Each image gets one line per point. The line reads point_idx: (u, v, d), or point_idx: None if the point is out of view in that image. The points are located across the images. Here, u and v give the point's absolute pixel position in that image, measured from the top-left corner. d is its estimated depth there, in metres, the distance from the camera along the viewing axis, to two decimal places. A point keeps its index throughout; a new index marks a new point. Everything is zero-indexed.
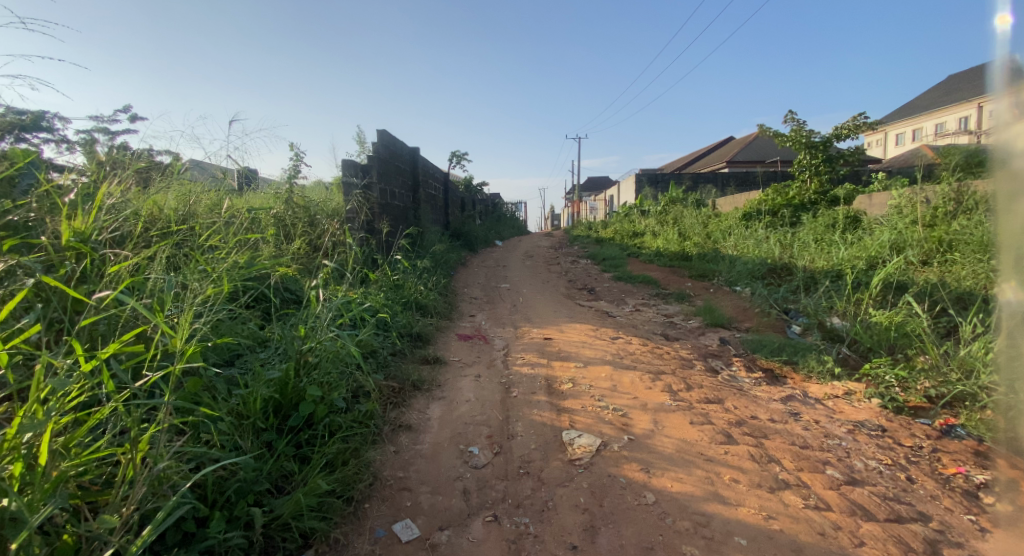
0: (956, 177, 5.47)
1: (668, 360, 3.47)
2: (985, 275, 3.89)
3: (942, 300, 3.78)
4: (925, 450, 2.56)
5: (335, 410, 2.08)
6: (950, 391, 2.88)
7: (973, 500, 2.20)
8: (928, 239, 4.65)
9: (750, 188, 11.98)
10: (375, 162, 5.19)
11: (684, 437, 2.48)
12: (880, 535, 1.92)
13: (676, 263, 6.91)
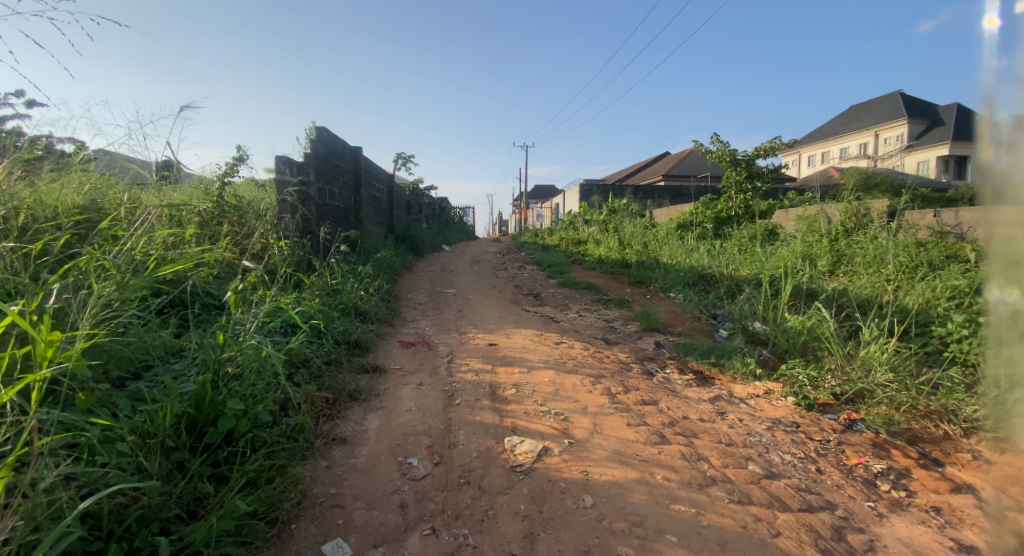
0: (857, 196, 6.04)
1: (607, 364, 3.58)
2: (881, 284, 4.32)
3: (846, 306, 4.16)
4: (833, 443, 2.79)
5: (260, 424, 2.00)
6: (851, 388, 3.16)
7: (873, 488, 2.43)
8: (835, 252, 5.10)
9: (683, 201, 12.60)
10: (312, 160, 5.02)
11: (620, 438, 2.56)
12: (795, 525, 2.07)
13: (615, 269, 7.14)
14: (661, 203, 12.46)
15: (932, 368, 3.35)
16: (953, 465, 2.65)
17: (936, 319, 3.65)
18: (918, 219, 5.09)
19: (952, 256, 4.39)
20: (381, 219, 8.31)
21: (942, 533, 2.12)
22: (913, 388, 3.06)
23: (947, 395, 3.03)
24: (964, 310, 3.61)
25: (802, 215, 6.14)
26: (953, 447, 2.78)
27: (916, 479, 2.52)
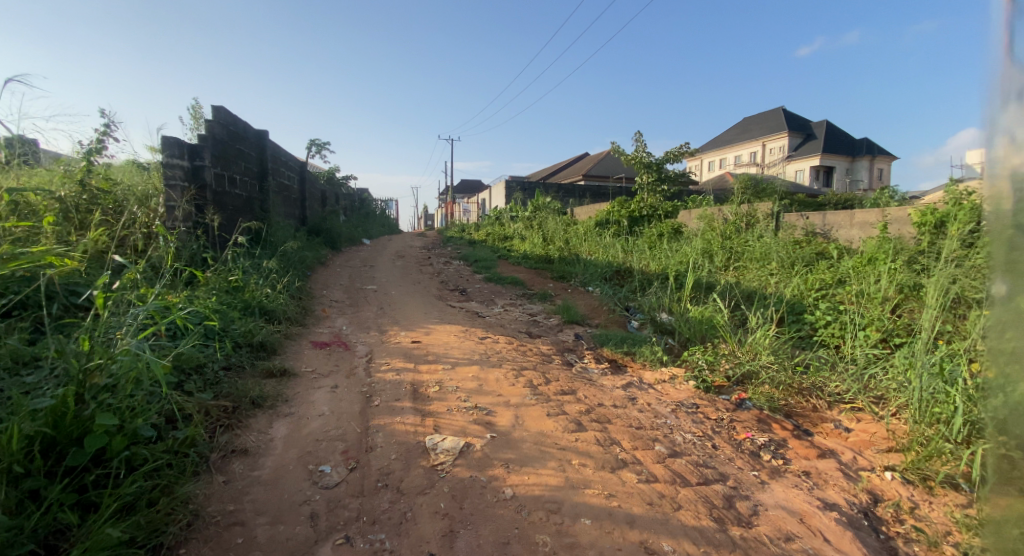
0: (747, 199, 6.66)
1: (529, 356, 3.65)
2: (764, 278, 4.81)
3: (738, 297, 4.57)
4: (727, 421, 3.06)
5: (140, 441, 1.83)
6: (741, 370, 3.47)
7: (758, 459, 2.70)
8: (729, 250, 5.59)
9: (601, 200, 13.12)
10: (207, 142, 4.63)
11: (539, 429, 2.64)
12: (694, 498, 2.25)
13: (537, 265, 7.30)
14: (580, 201, 12.87)
15: (805, 350, 3.79)
16: (821, 434, 3.02)
17: (809, 308, 4.13)
18: (796, 220, 5.70)
19: (821, 255, 4.98)
20: (292, 211, 7.86)
21: (813, 495, 2.40)
22: (790, 368, 3.44)
23: (816, 373, 3.44)
24: (830, 300, 4.11)
25: (702, 214, 6.65)
26: (821, 418, 3.16)
27: (794, 449, 2.83)
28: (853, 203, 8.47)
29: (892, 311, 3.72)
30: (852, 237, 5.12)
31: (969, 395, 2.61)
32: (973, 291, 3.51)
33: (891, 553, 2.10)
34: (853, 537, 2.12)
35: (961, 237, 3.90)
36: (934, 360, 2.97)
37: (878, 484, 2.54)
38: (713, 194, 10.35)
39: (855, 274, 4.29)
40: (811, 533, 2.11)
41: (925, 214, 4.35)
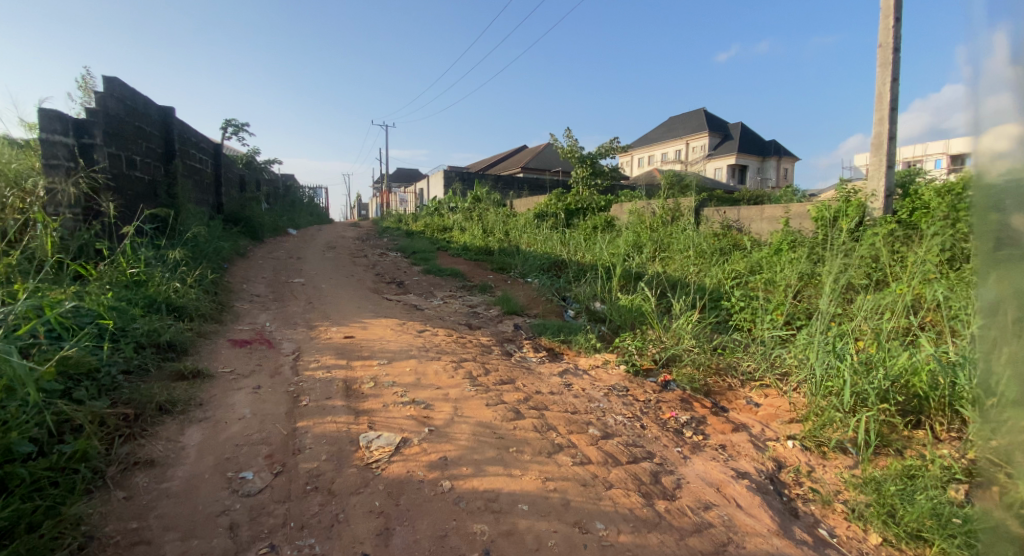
0: (672, 195, 6.97)
1: (469, 347, 3.57)
2: (686, 267, 5.05)
3: (663, 285, 4.78)
4: (654, 402, 3.19)
5: (14, 458, 1.64)
6: (667, 354, 3.63)
7: (681, 436, 2.84)
8: (656, 241, 5.81)
9: (540, 193, 13.22)
10: (99, 119, 4.17)
11: (479, 419, 2.60)
12: (624, 476, 2.32)
13: (477, 256, 7.22)
14: (519, 194, 12.93)
15: (722, 333, 4.02)
16: (735, 410, 3.23)
17: (726, 294, 4.39)
18: (713, 215, 6.04)
19: (734, 247, 5.37)
20: (202, 196, 7.25)
21: (727, 465, 2.57)
22: (709, 351, 3.66)
23: (731, 354, 3.68)
24: (744, 287, 4.39)
25: (631, 209, 6.87)
26: (734, 395, 3.38)
27: (712, 424, 3.01)
28: (764, 199, 9.12)
29: (794, 295, 4.04)
30: (761, 229, 5.62)
31: (854, 369, 2.90)
32: (858, 279, 3.94)
33: (791, 513, 2.30)
34: (762, 501, 2.30)
35: (849, 231, 4.50)
36: (826, 339, 3.22)
37: (783, 453, 2.76)
38: (645, 189, 10.75)
39: (765, 264, 4.62)
40: (725, 500, 2.27)
41: (820, 210, 4.90)
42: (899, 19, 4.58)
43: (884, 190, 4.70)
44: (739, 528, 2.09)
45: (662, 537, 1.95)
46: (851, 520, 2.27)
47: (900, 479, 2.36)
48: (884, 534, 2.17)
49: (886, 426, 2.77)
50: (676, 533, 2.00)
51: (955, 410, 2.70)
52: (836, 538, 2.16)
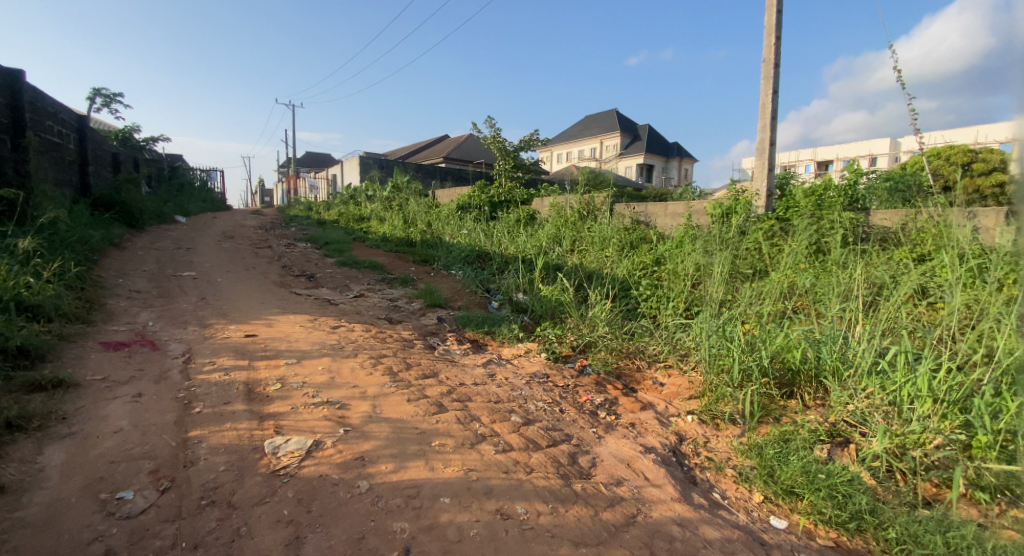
0: (588, 190, 7.12)
1: (389, 343, 3.35)
2: (600, 258, 5.20)
3: (579, 275, 4.90)
4: (572, 386, 3.26)
5: None
6: (585, 341, 3.75)
7: (596, 417, 2.94)
8: (573, 234, 5.93)
9: (463, 184, 13.02)
10: None
11: (400, 416, 2.43)
12: (544, 460, 2.33)
13: (402, 249, 6.94)
14: (441, 183, 12.66)
15: (631, 319, 4.20)
16: (642, 390, 3.41)
17: (637, 284, 4.58)
18: (625, 211, 6.28)
19: (644, 240, 5.65)
20: (60, 174, 6.26)
21: (636, 441, 2.71)
22: (620, 336, 3.81)
23: (639, 338, 3.85)
24: (650, 277, 4.61)
25: (553, 203, 6.96)
26: (642, 376, 3.56)
27: (622, 405, 3.15)
28: (672, 196, 9.68)
29: (692, 283, 4.31)
30: (666, 225, 5.89)
31: (742, 348, 3.13)
32: (743, 269, 4.38)
33: (691, 481, 2.49)
34: (666, 472, 2.44)
35: (737, 227, 4.94)
36: (714, 323, 3.44)
37: (683, 426, 2.97)
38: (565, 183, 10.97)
39: (669, 255, 4.89)
40: (635, 474, 2.38)
41: (715, 207, 5.26)
42: (780, 38, 5.05)
43: (766, 191, 5.14)
44: (649, 502, 2.18)
45: (580, 516, 1.98)
46: (739, 483, 2.50)
47: (777, 443, 2.62)
48: (767, 493, 2.41)
49: (766, 398, 3.03)
50: (592, 511, 2.03)
51: (820, 383, 3.03)
52: (727, 500, 2.38)
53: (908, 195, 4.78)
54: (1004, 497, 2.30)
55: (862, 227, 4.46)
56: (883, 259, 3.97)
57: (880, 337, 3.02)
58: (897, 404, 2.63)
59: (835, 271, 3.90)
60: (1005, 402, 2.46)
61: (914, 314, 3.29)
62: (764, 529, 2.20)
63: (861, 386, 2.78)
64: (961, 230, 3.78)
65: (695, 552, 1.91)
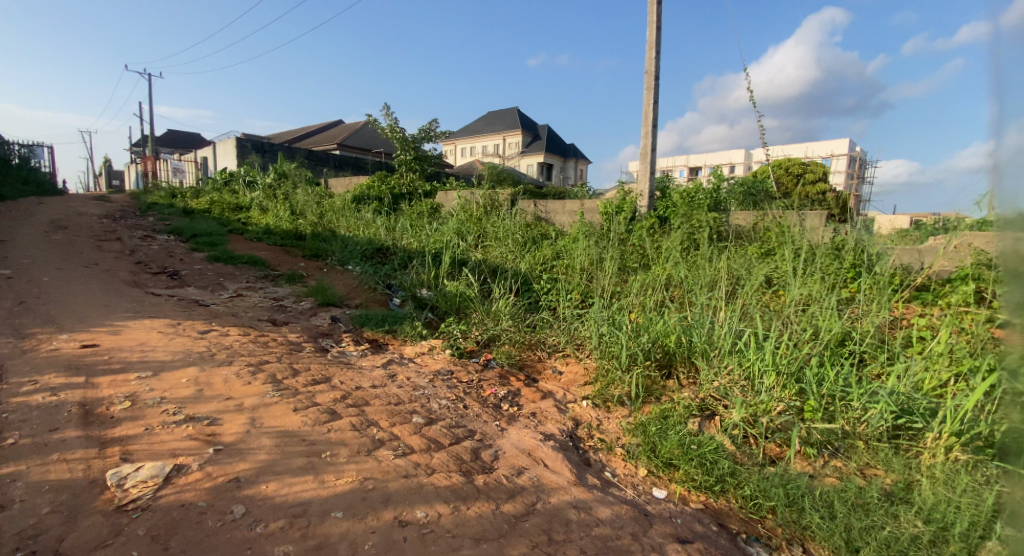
0: (492, 185, 7.10)
1: (273, 348, 3.01)
2: (505, 253, 5.17)
3: (480, 269, 4.84)
4: (476, 381, 3.18)
5: None
6: (490, 335, 3.69)
7: (499, 410, 2.89)
8: (476, 229, 5.85)
9: (359, 174, 12.33)
10: None
11: (283, 427, 2.14)
12: (446, 459, 2.21)
13: (289, 242, 6.40)
14: (336, 173, 11.89)
15: (534, 312, 4.20)
16: (542, 379, 3.42)
17: (539, 278, 4.61)
18: (527, 207, 6.31)
19: (545, 236, 5.71)
20: None
21: (537, 430, 2.70)
22: (522, 329, 3.81)
23: (540, 330, 3.86)
24: (551, 271, 4.66)
25: (457, 196, 6.82)
26: (542, 365, 3.59)
27: (524, 395, 3.13)
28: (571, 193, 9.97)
29: (585, 278, 4.43)
30: (563, 222, 6.05)
31: (629, 335, 3.29)
32: (632, 262, 4.64)
33: (585, 462, 2.53)
34: (563, 457, 2.45)
35: (624, 223, 5.21)
36: (605, 312, 3.63)
37: (578, 411, 3.01)
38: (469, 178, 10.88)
39: (567, 250, 4.99)
40: (535, 463, 2.36)
41: (607, 206, 5.49)
42: (660, 53, 5.36)
43: (648, 193, 5.56)
44: (549, 489, 2.15)
45: (481, 512, 1.89)
46: (626, 459, 2.59)
47: (658, 420, 2.75)
48: (650, 467, 2.52)
49: (649, 380, 3.17)
50: (493, 504, 1.95)
51: (692, 362, 3.22)
52: (617, 477, 2.45)
53: (756, 199, 5.47)
54: (828, 449, 2.64)
55: (723, 226, 4.95)
56: (738, 252, 4.41)
57: (736, 321, 3.29)
58: (750, 378, 2.93)
59: (704, 262, 4.21)
60: (826, 372, 2.85)
61: (765, 302, 3.68)
62: (648, 501, 2.29)
63: (722, 365, 3.03)
64: (795, 230, 4.35)
65: (590, 531, 1.92)
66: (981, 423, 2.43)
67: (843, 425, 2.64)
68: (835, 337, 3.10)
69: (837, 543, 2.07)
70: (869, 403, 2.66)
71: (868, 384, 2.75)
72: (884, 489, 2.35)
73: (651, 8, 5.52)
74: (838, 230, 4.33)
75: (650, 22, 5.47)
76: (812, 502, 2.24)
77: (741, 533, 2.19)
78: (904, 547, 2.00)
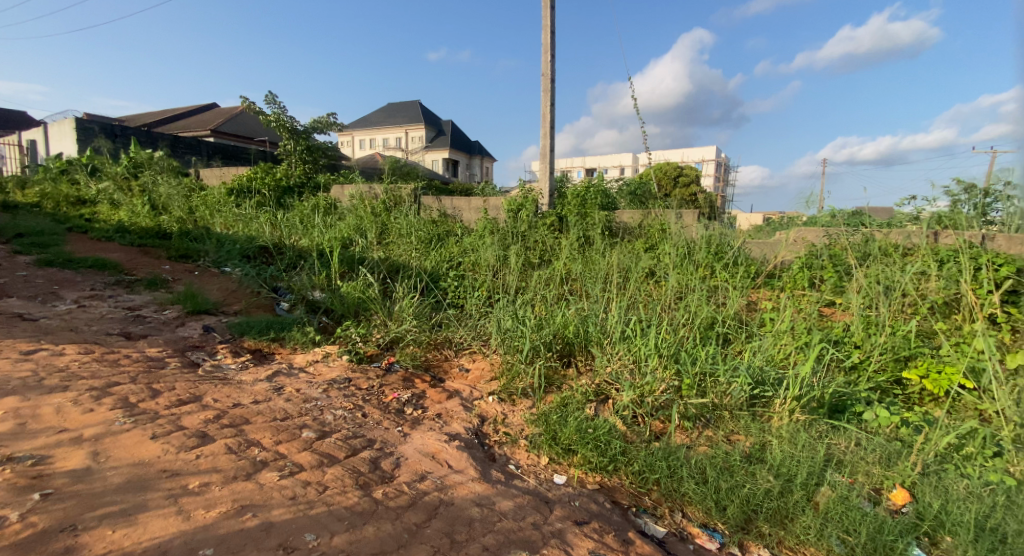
0: (389, 179, 6.83)
1: (125, 367, 2.60)
2: (406, 251, 4.99)
3: (381, 268, 4.60)
4: (377, 387, 3.00)
5: None
6: (391, 337, 3.51)
7: (402, 414, 2.75)
8: (374, 226, 5.58)
9: (236, 165, 11.17)
10: None
11: (135, 459, 1.83)
12: (340, 473, 2.01)
13: (149, 242, 5.62)
14: (209, 163, 10.67)
15: (440, 310, 4.07)
16: (449, 379, 3.33)
17: (444, 276, 4.48)
18: (431, 204, 6.14)
19: (452, 233, 5.58)
20: None
21: (442, 432, 2.60)
22: (427, 328, 3.67)
23: (447, 328, 3.76)
24: (456, 268, 4.55)
25: (353, 192, 6.45)
26: (449, 365, 3.48)
27: (429, 397, 3.01)
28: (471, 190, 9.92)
29: (492, 274, 4.37)
30: (468, 218, 5.98)
31: (531, 328, 3.33)
32: (534, 258, 4.68)
33: (489, 458, 2.47)
34: (467, 456, 2.38)
35: (529, 219, 5.26)
36: (509, 309, 3.63)
37: (484, 407, 2.95)
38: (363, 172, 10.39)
39: (473, 246, 4.92)
40: (439, 465, 2.26)
41: (512, 203, 5.51)
42: (554, 56, 5.46)
43: (548, 191, 5.69)
44: (452, 490, 2.06)
45: (379, 524, 1.74)
46: (530, 450, 2.59)
47: (559, 409, 2.78)
48: (552, 454, 2.54)
49: (550, 370, 3.21)
50: (392, 515, 1.82)
51: (588, 350, 3.33)
52: (521, 469, 2.43)
53: (643, 198, 5.80)
54: (701, 420, 2.78)
55: (615, 223, 5.19)
56: (628, 248, 4.64)
57: (625, 311, 3.45)
58: (638, 362, 3.05)
59: (599, 258, 4.37)
60: (699, 351, 3.07)
61: (647, 290, 3.89)
62: (551, 489, 2.30)
63: (614, 352, 3.15)
64: (674, 226, 4.66)
65: (493, 528, 1.86)
66: (814, 387, 2.75)
67: (712, 398, 2.80)
68: (704, 320, 3.38)
69: (708, 504, 2.25)
70: (731, 376, 2.88)
71: (730, 361, 3.02)
72: (744, 452, 2.53)
73: (544, 12, 5.62)
74: (711, 227, 4.71)
75: (544, 25, 5.57)
76: (688, 471, 2.39)
77: (631, 506, 2.30)
78: (758, 501, 2.23)
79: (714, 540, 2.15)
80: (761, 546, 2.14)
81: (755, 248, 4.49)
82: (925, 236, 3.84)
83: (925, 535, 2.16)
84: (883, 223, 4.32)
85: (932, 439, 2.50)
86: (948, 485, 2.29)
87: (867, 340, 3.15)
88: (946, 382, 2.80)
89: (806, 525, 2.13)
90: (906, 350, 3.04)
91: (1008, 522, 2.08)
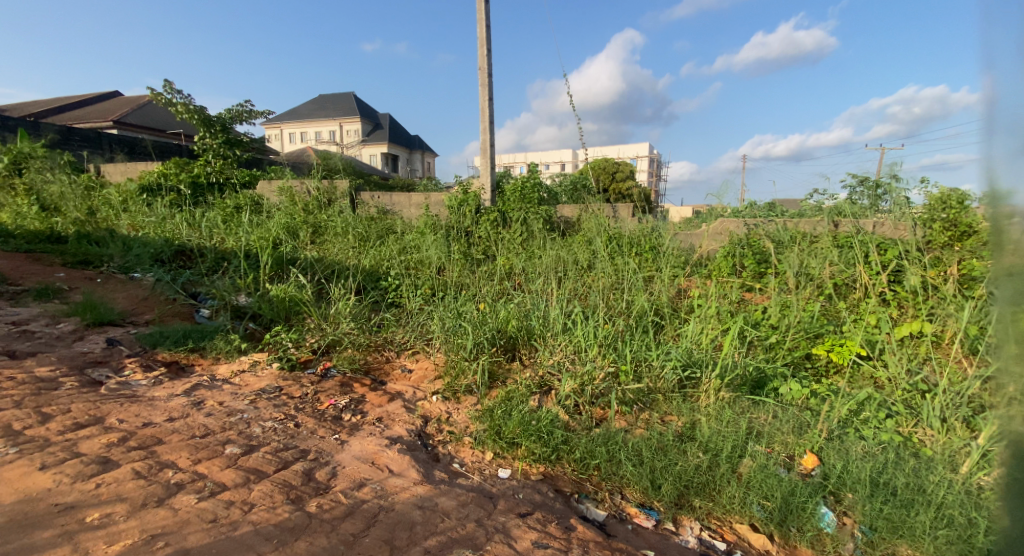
0: (322, 175, 6.53)
1: (9, 390, 2.30)
2: (342, 250, 4.79)
3: (314, 268, 4.39)
4: (310, 394, 2.85)
5: None
6: (325, 341, 3.35)
7: (339, 421, 2.63)
8: (305, 225, 5.32)
9: (143, 160, 10.28)
10: None
11: (19, 494, 1.62)
12: (268, 489, 1.89)
13: (39, 249, 5.04)
14: (111, 157, 9.75)
15: (380, 310, 3.93)
16: (391, 380, 3.22)
17: (384, 274, 4.33)
18: (368, 201, 5.94)
19: (391, 230, 5.43)
20: None
21: (382, 436, 2.51)
22: (367, 330, 3.56)
23: (387, 329, 3.64)
24: (396, 266, 4.41)
25: (282, 188, 6.11)
26: (391, 366, 3.37)
27: (369, 400, 2.91)
28: (410, 187, 9.72)
29: (434, 272, 4.28)
30: (408, 215, 5.84)
31: (473, 325, 3.29)
32: (476, 253, 4.64)
33: (432, 459, 2.42)
34: (409, 459, 2.31)
35: (470, 216, 5.21)
36: (452, 305, 3.57)
37: (427, 407, 2.88)
38: (293, 166, 9.86)
39: (414, 244, 4.82)
40: (379, 471, 2.18)
41: (454, 199, 5.43)
42: (491, 51, 5.43)
43: (489, 186, 5.67)
44: (391, 495, 1.99)
45: (312, 538, 1.65)
46: (473, 447, 2.55)
47: (503, 403, 2.75)
48: (496, 449, 2.52)
49: (494, 365, 3.19)
50: (326, 527, 1.73)
51: (531, 343, 3.33)
52: (465, 467, 2.39)
53: (581, 193, 5.89)
54: (638, 404, 2.86)
55: (554, 218, 5.25)
56: (568, 241, 4.70)
57: (565, 303, 3.50)
58: (578, 352, 3.09)
59: (539, 252, 4.40)
60: (636, 339, 3.16)
61: (586, 281, 3.95)
62: (495, 484, 2.28)
63: (556, 343, 3.18)
64: (610, 220, 4.77)
65: (435, 530, 1.81)
66: (737, 367, 2.89)
67: (647, 383, 2.88)
68: (640, 309, 3.48)
69: (645, 484, 2.31)
70: (665, 361, 2.98)
71: (664, 347, 3.13)
72: (676, 431, 2.63)
73: (477, 6, 5.57)
74: (642, 220, 4.87)
75: (479, 19, 5.52)
76: (626, 454, 2.45)
77: (573, 493, 2.32)
78: (691, 478, 2.32)
79: (650, 518, 2.20)
80: (693, 519, 2.22)
81: (681, 237, 4.68)
82: (829, 224, 4.14)
83: (831, 494, 2.31)
84: (794, 213, 4.62)
85: (836, 407, 2.69)
86: (849, 447, 2.48)
87: (781, 321, 3.36)
88: (848, 353, 3.03)
89: (732, 496, 2.24)
90: (816, 328, 3.27)
91: (897, 476, 2.29)
